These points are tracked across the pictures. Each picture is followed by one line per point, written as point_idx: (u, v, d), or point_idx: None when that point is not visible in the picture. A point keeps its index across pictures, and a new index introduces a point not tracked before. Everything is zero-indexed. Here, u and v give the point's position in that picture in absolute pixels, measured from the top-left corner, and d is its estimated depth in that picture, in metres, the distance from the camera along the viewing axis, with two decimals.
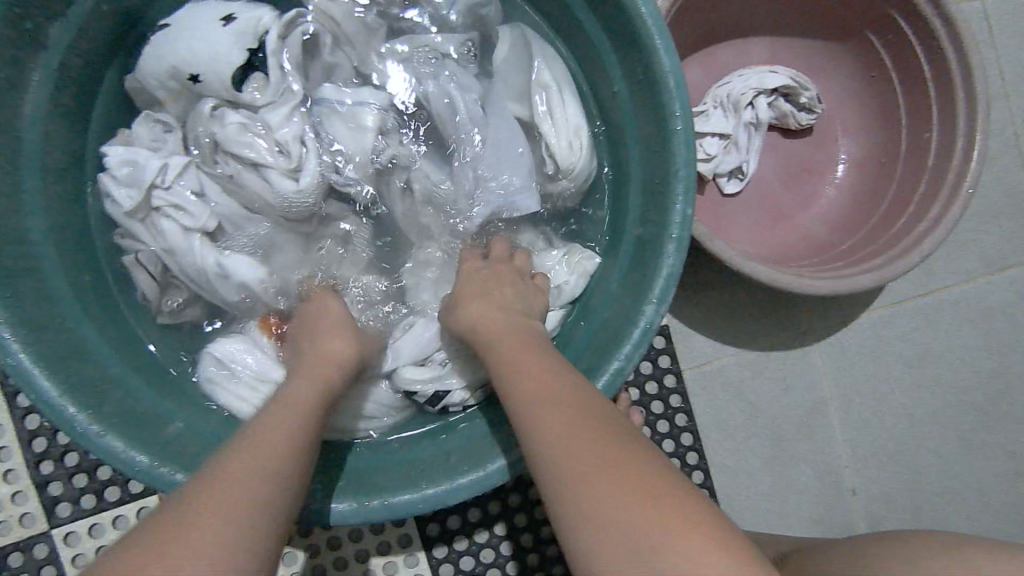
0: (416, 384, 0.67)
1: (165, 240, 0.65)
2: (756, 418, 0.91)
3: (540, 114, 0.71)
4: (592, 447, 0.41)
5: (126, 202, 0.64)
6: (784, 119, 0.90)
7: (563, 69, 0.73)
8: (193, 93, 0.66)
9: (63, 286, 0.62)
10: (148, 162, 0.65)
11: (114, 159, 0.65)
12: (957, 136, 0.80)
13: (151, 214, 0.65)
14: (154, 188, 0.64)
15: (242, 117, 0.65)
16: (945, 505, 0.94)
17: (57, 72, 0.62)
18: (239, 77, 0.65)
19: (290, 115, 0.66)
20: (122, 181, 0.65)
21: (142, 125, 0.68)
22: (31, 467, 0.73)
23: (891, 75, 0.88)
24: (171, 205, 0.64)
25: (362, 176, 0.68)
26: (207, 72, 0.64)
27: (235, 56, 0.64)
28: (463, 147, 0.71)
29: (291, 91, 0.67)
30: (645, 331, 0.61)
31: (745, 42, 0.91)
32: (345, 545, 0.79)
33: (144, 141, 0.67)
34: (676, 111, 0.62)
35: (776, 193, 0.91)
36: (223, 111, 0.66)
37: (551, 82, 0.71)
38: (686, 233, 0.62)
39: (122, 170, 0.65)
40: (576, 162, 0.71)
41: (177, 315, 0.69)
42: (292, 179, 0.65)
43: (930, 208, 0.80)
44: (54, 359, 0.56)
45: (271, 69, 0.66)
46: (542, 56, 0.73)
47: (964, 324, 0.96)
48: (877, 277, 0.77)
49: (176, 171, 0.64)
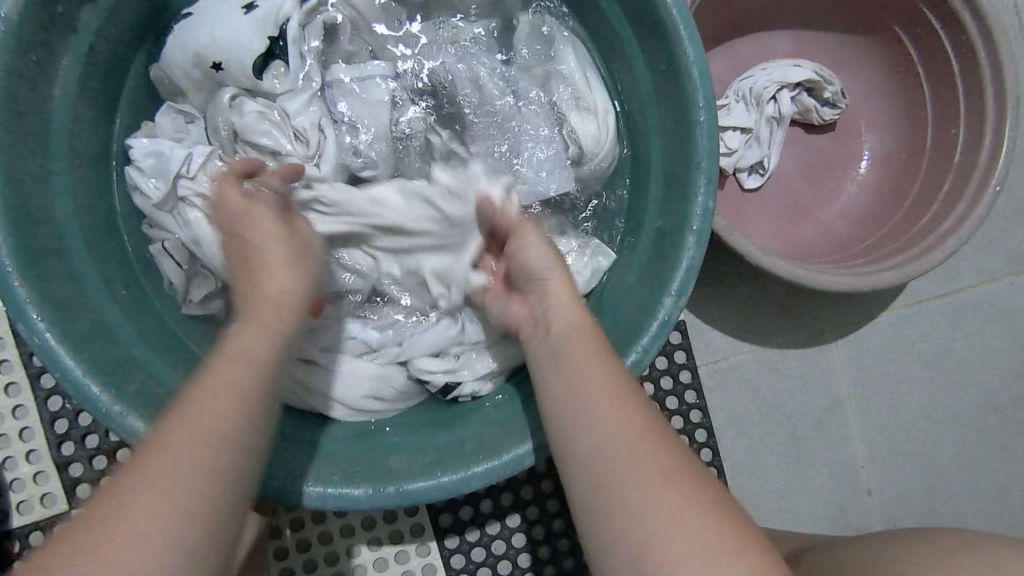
0: (426, 373, 0.69)
1: (191, 229, 0.65)
2: (771, 416, 0.90)
3: (567, 104, 0.73)
4: (620, 434, 0.43)
5: (154, 194, 0.66)
6: (807, 114, 0.89)
7: (586, 55, 0.74)
8: (215, 80, 0.68)
9: (92, 268, 0.64)
10: (173, 153, 0.66)
11: (139, 151, 0.67)
12: (986, 133, 0.79)
13: (177, 203, 0.66)
14: (180, 178, 0.66)
15: (260, 106, 0.67)
16: (965, 509, 0.92)
17: (87, 57, 0.64)
18: (261, 65, 0.66)
19: (308, 103, 0.68)
20: (149, 174, 0.67)
21: (165, 116, 0.70)
22: (53, 449, 0.75)
23: (918, 70, 0.86)
24: (195, 194, 0.65)
25: (381, 155, 0.70)
26: (231, 61, 0.66)
27: (257, 42, 0.65)
28: (483, 126, 0.72)
29: (309, 80, 0.68)
30: (663, 324, 0.61)
31: (770, 34, 0.90)
32: (357, 533, 0.80)
33: (168, 133, 0.69)
34: (700, 103, 0.62)
35: (797, 189, 0.90)
36: (243, 101, 0.67)
37: (576, 70, 0.72)
38: (707, 226, 0.62)
39: (148, 161, 0.67)
40: (602, 148, 0.72)
41: (204, 305, 0.70)
42: (313, 165, 0.67)
43: (957, 204, 0.79)
44: (81, 339, 0.58)
45: (292, 56, 0.67)
46: (564, 42, 0.74)
47: (988, 324, 0.94)
48: (899, 274, 0.76)
49: (200, 160, 0.65)
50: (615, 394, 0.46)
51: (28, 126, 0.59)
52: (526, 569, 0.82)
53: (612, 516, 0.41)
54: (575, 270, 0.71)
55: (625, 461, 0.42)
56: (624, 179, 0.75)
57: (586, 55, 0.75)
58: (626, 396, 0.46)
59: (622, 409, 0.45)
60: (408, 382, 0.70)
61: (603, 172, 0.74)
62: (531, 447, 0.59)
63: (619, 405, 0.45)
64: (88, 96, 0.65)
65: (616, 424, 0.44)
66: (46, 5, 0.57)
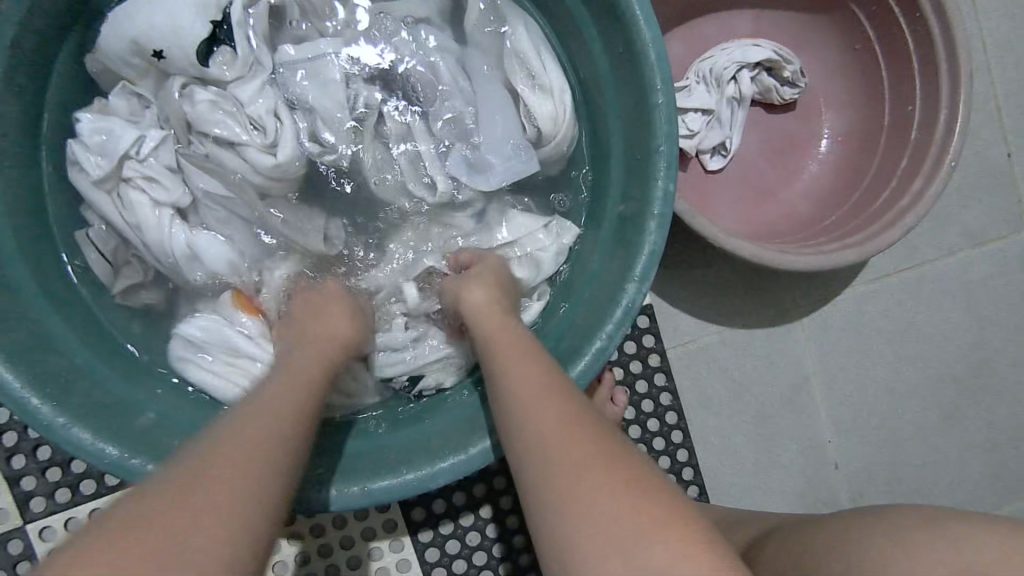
0: (391, 369, 0.67)
1: (133, 214, 0.63)
2: (741, 395, 0.91)
3: (522, 82, 0.69)
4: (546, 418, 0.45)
5: (95, 170, 0.63)
6: (767, 93, 0.89)
7: (539, 33, 0.71)
8: (160, 69, 0.64)
9: (28, 274, 0.61)
10: (124, 132, 0.63)
11: (85, 127, 0.63)
12: (940, 109, 0.80)
13: (121, 185, 0.64)
14: (127, 160, 0.63)
15: (212, 94, 0.64)
16: (927, 477, 0.95)
17: (11, 50, 0.60)
18: (205, 51, 0.63)
19: (262, 89, 0.64)
20: (92, 150, 0.63)
21: (118, 98, 0.66)
22: (1, 463, 0.72)
23: (875, 49, 0.87)
24: (143, 176, 0.63)
25: (340, 136, 0.67)
26: (171, 48, 0.62)
27: (199, 27, 0.62)
28: (440, 108, 0.70)
29: (261, 66, 0.65)
30: (628, 311, 0.61)
31: (729, 15, 0.90)
32: (328, 533, 0.79)
33: (121, 115, 0.65)
34: (658, 85, 0.61)
35: (759, 169, 0.90)
36: (192, 89, 0.64)
37: (528, 46, 0.69)
38: (669, 210, 0.61)
39: (94, 138, 0.63)
40: (561, 127, 0.70)
41: (131, 296, 0.67)
42: (270, 154, 0.63)
43: (914, 181, 0.80)
44: (18, 351, 0.55)
45: (238, 41, 0.64)
46: (518, 20, 0.70)
47: (946, 297, 0.96)
48: (859, 252, 0.76)
49: (154, 143, 0.64)
50: (543, 401, 0.46)
51: None
52: (501, 560, 0.82)
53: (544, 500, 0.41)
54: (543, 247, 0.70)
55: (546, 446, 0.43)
56: (585, 160, 0.74)
57: (540, 31, 0.72)
58: (555, 399, 0.46)
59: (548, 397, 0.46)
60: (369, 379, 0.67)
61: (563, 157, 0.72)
62: (497, 440, 0.58)
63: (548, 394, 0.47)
64: (15, 91, 0.62)
65: (545, 427, 0.44)
66: None
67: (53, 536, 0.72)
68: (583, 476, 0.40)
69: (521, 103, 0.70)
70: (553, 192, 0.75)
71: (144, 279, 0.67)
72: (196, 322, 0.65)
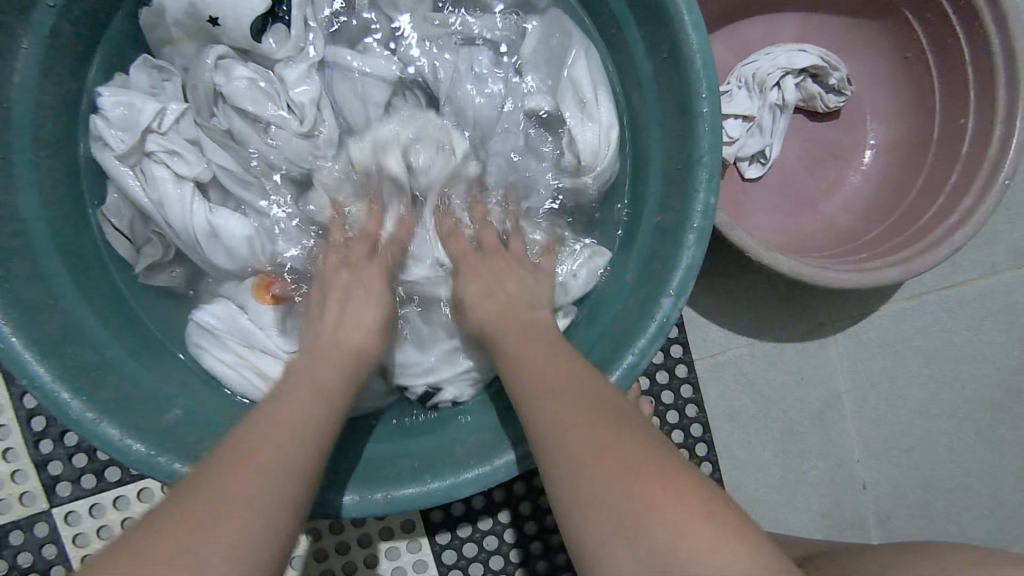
0: (408, 377, 0.67)
1: (156, 189, 0.62)
2: (768, 410, 0.89)
3: (573, 112, 0.68)
4: (587, 426, 0.43)
5: (118, 145, 0.62)
6: (811, 101, 0.86)
7: (593, 53, 0.70)
8: (209, 34, 0.65)
9: (62, 265, 0.61)
10: (145, 105, 0.62)
11: (106, 100, 0.63)
12: (995, 124, 0.76)
13: (143, 159, 0.63)
14: (150, 133, 0.63)
15: (252, 72, 0.64)
16: (958, 500, 0.92)
17: (49, 37, 0.59)
18: (258, 29, 0.65)
19: (309, 76, 0.65)
20: (114, 124, 0.62)
21: (138, 70, 0.65)
22: (30, 447, 0.73)
23: (928, 57, 0.83)
24: (165, 150, 0.63)
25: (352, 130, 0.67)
26: (228, 15, 0.63)
27: (257, 2, 0.63)
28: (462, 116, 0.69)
29: (311, 49, 0.66)
30: (662, 325, 0.59)
31: (774, 18, 0.87)
32: (347, 530, 0.79)
33: (140, 88, 0.65)
34: (702, 93, 0.59)
35: (798, 178, 0.88)
36: (231, 64, 0.64)
37: (585, 77, 0.68)
38: (708, 224, 0.59)
39: (115, 111, 0.62)
40: (601, 161, 0.68)
41: (151, 275, 0.67)
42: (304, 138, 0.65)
43: (963, 198, 0.76)
44: (50, 344, 0.55)
45: (294, 22, 0.66)
46: (578, 48, 0.69)
47: (987, 318, 0.93)
48: (905, 271, 0.73)
49: (174, 115, 0.63)
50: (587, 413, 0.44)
51: None
52: (518, 565, 0.81)
53: (578, 512, 0.39)
54: (569, 272, 0.69)
55: (575, 455, 0.41)
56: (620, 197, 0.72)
57: (601, 66, 0.70)
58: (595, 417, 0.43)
59: (592, 410, 0.44)
60: (383, 385, 0.67)
61: (603, 189, 0.70)
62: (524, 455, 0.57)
63: (591, 408, 0.45)
64: (53, 81, 0.61)
65: (591, 438, 0.42)
66: None
67: (77, 521, 0.73)
68: (623, 479, 0.38)
69: (563, 133, 0.69)
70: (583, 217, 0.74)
71: (166, 256, 0.66)
72: (210, 310, 0.65)
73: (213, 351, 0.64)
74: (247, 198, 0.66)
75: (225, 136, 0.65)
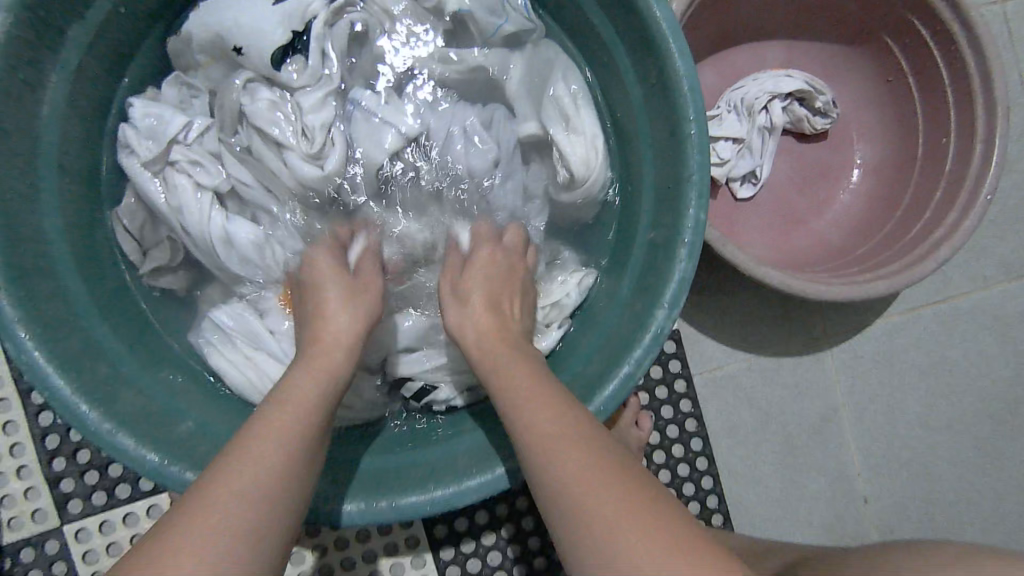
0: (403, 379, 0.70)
1: (174, 196, 0.66)
2: (767, 424, 0.90)
3: (557, 129, 0.71)
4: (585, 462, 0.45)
5: (144, 154, 0.66)
6: (798, 123, 0.89)
7: (576, 74, 0.73)
8: (232, 61, 0.68)
9: (81, 284, 0.64)
10: (172, 118, 0.67)
11: (137, 111, 0.67)
12: (975, 142, 0.79)
13: (166, 168, 0.67)
14: (175, 144, 0.67)
15: (273, 95, 0.67)
16: (960, 514, 0.92)
17: (75, 71, 0.63)
18: (279, 57, 0.67)
19: (324, 101, 0.68)
20: (143, 134, 0.67)
21: (171, 87, 0.70)
22: (44, 464, 0.75)
23: (908, 80, 0.87)
24: (187, 159, 0.67)
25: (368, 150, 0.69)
26: (250, 46, 0.66)
27: (280, 33, 0.66)
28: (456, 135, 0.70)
29: (327, 77, 0.68)
30: (656, 335, 0.61)
31: (761, 45, 0.91)
32: (352, 546, 0.80)
33: (170, 103, 0.69)
34: (689, 115, 0.62)
35: (788, 198, 0.91)
36: (256, 86, 0.67)
37: (567, 95, 0.72)
38: (699, 238, 0.62)
39: (145, 122, 0.67)
40: (592, 172, 0.71)
41: (155, 276, 0.70)
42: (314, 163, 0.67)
43: (947, 214, 0.79)
44: (71, 359, 0.57)
45: (312, 52, 0.67)
46: (564, 69, 0.73)
47: (981, 331, 0.94)
48: (893, 284, 0.76)
49: (200, 130, 0.68)
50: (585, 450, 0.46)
51: (16, 146, 0.59)
52: None
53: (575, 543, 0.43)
54: (565, 292, 0.72)
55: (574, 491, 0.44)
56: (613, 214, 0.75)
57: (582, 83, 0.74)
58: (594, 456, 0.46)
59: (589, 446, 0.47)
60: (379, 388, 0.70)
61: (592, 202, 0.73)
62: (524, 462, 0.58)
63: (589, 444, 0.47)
64: (77, 112, 0.65)
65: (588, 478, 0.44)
66: (34, 25, 0.57)
67: (88, 538, 0.75)
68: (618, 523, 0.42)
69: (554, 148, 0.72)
70: (579, 233, 0.77)
71: (168, 262, 0.69)
72: (228, 310, 0.68)
73: (224, 351, 0.67)
74: (262, 208, 0.70)
75: (244, 153, 0.68)
